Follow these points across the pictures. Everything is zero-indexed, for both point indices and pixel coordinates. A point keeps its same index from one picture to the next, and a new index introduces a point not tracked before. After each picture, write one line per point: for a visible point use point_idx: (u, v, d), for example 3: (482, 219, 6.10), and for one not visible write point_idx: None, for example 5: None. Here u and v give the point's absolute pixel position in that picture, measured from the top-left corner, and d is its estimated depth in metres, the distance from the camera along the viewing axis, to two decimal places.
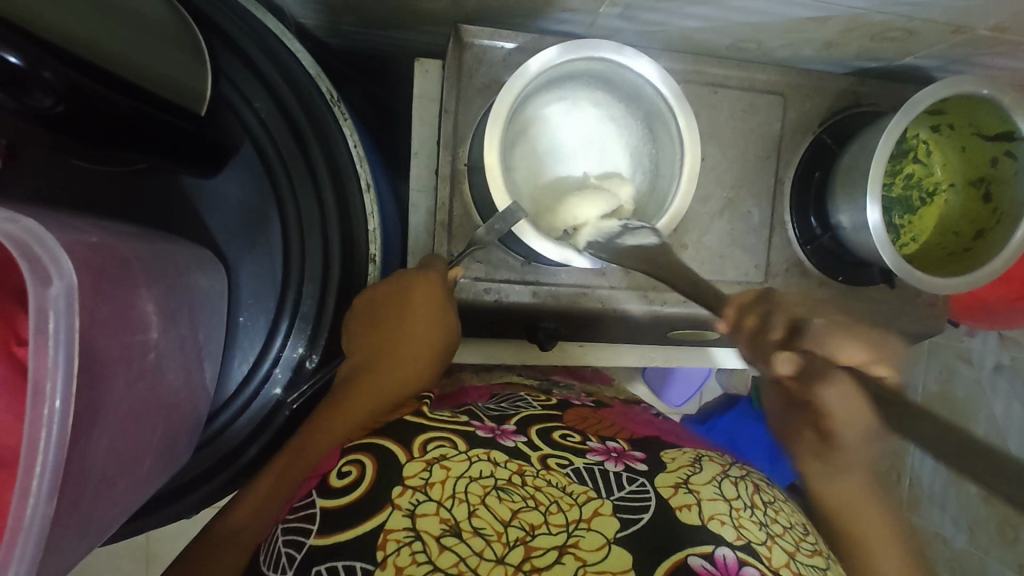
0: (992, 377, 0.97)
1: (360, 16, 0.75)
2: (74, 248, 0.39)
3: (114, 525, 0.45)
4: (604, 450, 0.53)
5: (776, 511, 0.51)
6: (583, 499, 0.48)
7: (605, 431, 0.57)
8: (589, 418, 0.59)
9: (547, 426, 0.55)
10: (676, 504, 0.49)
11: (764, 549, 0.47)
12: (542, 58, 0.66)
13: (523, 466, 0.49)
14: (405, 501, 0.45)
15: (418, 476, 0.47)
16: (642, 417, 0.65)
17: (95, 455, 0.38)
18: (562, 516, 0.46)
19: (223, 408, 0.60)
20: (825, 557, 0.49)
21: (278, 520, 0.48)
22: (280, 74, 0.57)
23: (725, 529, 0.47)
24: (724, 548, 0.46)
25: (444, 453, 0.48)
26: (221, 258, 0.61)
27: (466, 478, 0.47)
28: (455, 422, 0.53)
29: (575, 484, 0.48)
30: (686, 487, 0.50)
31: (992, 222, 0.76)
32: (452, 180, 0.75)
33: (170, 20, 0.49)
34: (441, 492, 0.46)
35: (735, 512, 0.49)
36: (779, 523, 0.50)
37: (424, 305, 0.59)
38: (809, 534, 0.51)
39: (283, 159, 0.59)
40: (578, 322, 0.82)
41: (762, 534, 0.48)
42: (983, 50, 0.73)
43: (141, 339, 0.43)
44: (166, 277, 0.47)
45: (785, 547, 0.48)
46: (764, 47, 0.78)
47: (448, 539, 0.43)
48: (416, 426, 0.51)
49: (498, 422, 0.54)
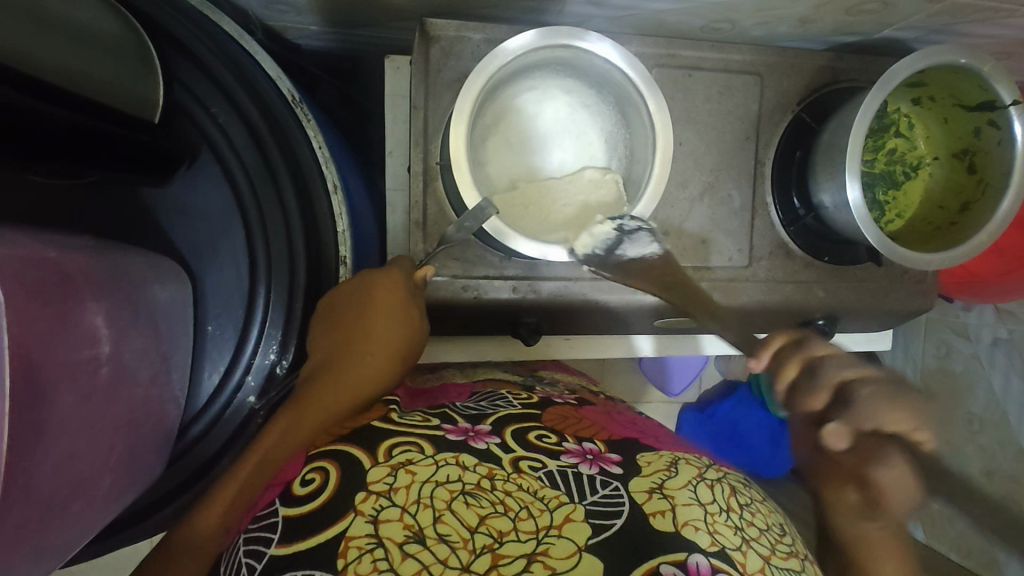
0: (989, 351, 0.96)
1: (324, 15, 0.74)
2: (13, 262, 0.38)
3: (77, 546, 0.44)
4: (579, 451, 0.52)
5: (751, 513, 0.51)
6: (553, 504, 0.46)
7: (584, 432, 0.56)
8: (569, 417, 0.58)
9: (523, 426, 0.54)
10: (651, 510, 0.48)
11: (738, 554, 0.46)
12: (511, 45, 0.64)
13: (494, 469, 0.48)
14: (368, 507, 0.44)
15: (382, 482, 0.46)
16: (624, 417, 0.64)
17: (43, 473, 0.37)
18: (531, 523, 0.45)
19: (194, 420, 0.59)
20: (801, 560, 0.49)
21: (241, 530, 0.47)
22: (237, 79, 0.56)
23: (699, 535, 0.47)
24: (698, 555, 0.45)
25: (409, 459, 0.48)
26: (187, 269, 0.60)
27: (432, 483, 0.46)
28: (425, 426, 0.52)
29: (547, 489, 0.47)
30: (660, 492, 0.49)
31: (978, 193, 0.75)
32: (424, 178, 0.74)
33: (117, 32, 0.49)
34: (405, 498, 0.45)
35: (709, 517, 0.48)
36: (754, 526, 0.50)
37: (388, 299, 0.58)
38: (785, 537, 0.51)
39: (244, 166, 0.58)
40: (559, 317, 0.81)
41: (737, 539, 0.48)
42: (961, 18, 0.71)
43: (90, 354, 0.42)
44: (117, 288, 0.46)
45: (761, 551, 0.48)
46: (738, 26, 0.76)
47: (411, 546, 0.42)
48: (383, 432, 0.51)
49: (472, 423, 0.54)
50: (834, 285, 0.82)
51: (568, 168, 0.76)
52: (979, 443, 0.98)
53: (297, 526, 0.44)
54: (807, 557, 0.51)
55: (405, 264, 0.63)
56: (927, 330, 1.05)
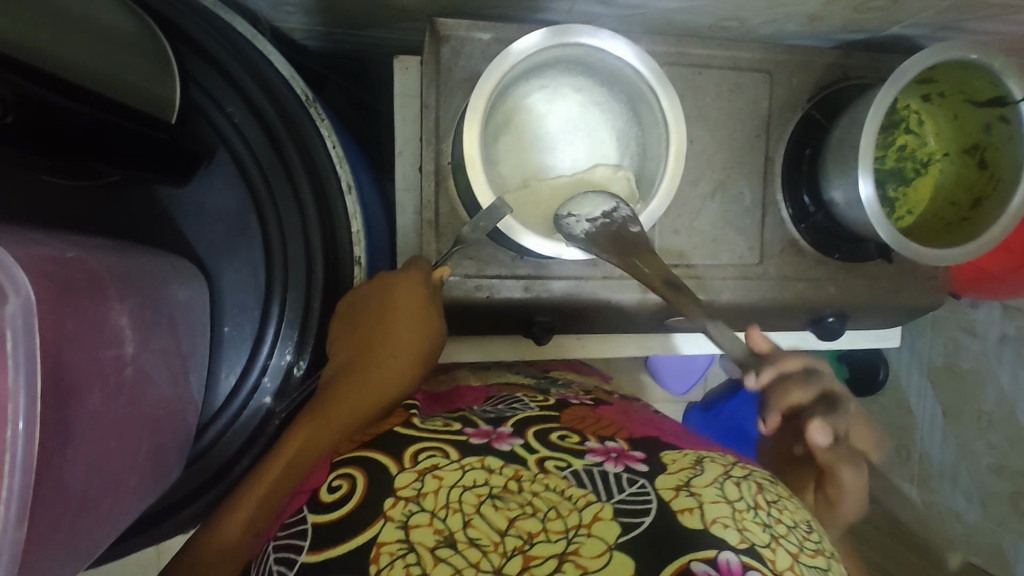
0: (996, 349, 0.96)
1: (334, 16, 0.74)
2: (36, 262, 0.37)
3: (103, 547, 0.44)
4: (604, 450, 0.52)
5: (779, 510, 0.50)
6: (582, 503, 0.46)
7: (602, 431, 0.55)
8: (587, 417, 0.58)
9: (544, 427, 0.54)
10: (678, 507, 0.47)
11: (768, 552, 0.45)
12: (523, 43, 0.64)
13: (520, 470, 0.48)
14: (398, 513, 0.44)
15: (410, 487, 0.45)
16: (642, 415, 0.64)
17: (72, 474, 0.37)
18: (560, 523, 0.45)
19: (211, 422, 0.58)
20: (827, 557, 0.49)
21: (270, 537, 0.46)
22: (252, 79, 0.56)
23: (729, 532, 0.46)
24: (727, 552, 0.44)
25: (435, 464, 0.47)
26: (203, 270, 0.59)
27: (459, 487, 0.45)
28: (446, 429, 0.52)
29: (573, 488, 0.47)
30: (688, 489, 0.48)
31: (988, 188, 0.75)
32: (436, 178, 0.74)
33: (132, 30, 0.48)
34: (434, 502, 0.44)
35: (739, 514, 0.47)
36: (782, 523, 0.48)
37: (406, 303, 0.58)
38: (811, 533, 0.50)
39: (261, 167, 0.58)
40: (570, 316, 0.81)
41: (766, 536, 0.46)
42: (970, 14, 0.72)
43: (116, 354, 0.41)
44: (139, 289, 0.46)
45: (790, 548, 0.46)
46: (747, 25, 0.76)
47: (442, 551, 0.42)
48: (406, 439, 0.50)
49: (494, 426, 0.53)
50: (845, 282, 0.82)
51: (579, 167, 0.75)
52: (989, 439, 0.97)
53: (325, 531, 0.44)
54: (834, 555, 0.50)
55: (422, 266, 0.63)
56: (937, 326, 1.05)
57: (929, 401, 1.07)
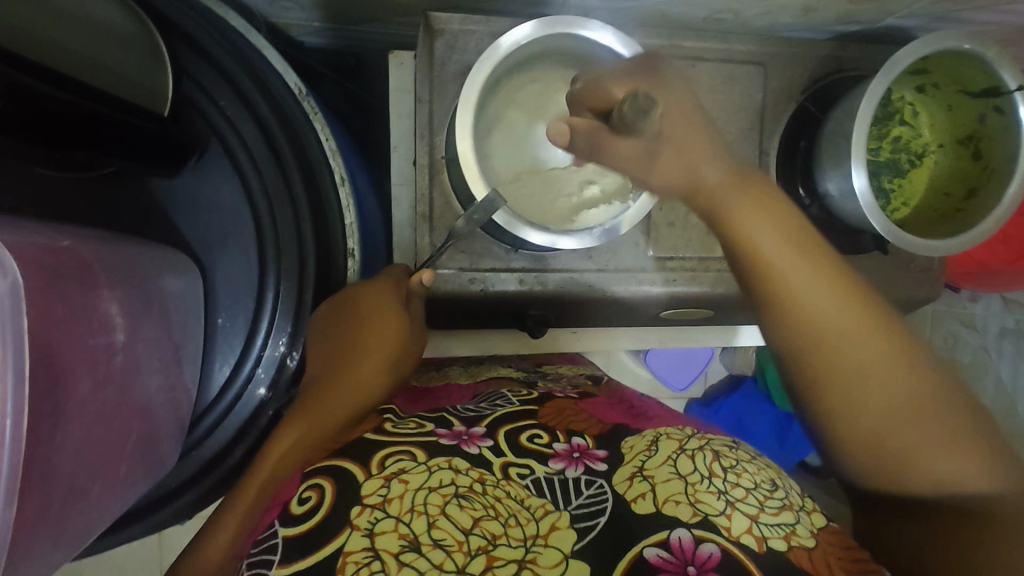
0: (997, 342, 1.00)
1: (329, 11, 0.74)
2: (26, 249, 0.38)
3: (94, 533, 0.45)
4: (567, 452, 0.51)
5: (737, 474, 0.50)
6: (540, 513, 0.46)
7: (576, 425, 0.56)
8: (566, 409, 0.58)
9: (518, 425, 0.54)
10: (632, 497, 0.48)
11: (722, 518, 0.47)
12: (513, 35, 0.65)
13: (485, 473, 0.48)
14: (364, 521, 0.44)
15: (376, 493, 0.45)
16: (620, 403, 0.65)
17: (60, 459, 0.38)
18: (519, 530, 0.45)
19: (205, 413, 0.59)
20: (794, 510, 0.49)
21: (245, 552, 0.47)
22: (245, 73, 0.57)
23: (682, 509, 0.47)
24: (680, 530, 0.46)
25: (402, 468, 0.47)
26: (198, 262, 0.60)
27: (425, 490, 0.46)
28: (416, 432, 0.52)
29: (533, 498, 0.47)
30: (641, 475, 0.50)
31: (983, 179, 0.75)
32: (430, 171, 0.74)
33: (123, 22, 0.49)
34: (399, 507, 0.44)
35: (692, 488, 0.49)
36: (739, 487, 0.49)
37: (373, 311, 0.57)
38: (775, 490, 0.50)
39: (254, 161, 0.58)
40: (565, 309, 0.81)
41: (721, 504, 0.48)
42: (965, 5, 0.72)
43: (105, 341, 0.42)
44: (129, 278, 0.46)
45: (747, 510, 0.48)
46: (742, 16, 0.76)
47: (407, 555, 0.42)
48: (374, 444, 0.50)
49: (467, 426, 0.54)
50: None
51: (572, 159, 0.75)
52: None
53: None
54: (806, 507, 0.51)
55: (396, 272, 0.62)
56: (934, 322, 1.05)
57: None
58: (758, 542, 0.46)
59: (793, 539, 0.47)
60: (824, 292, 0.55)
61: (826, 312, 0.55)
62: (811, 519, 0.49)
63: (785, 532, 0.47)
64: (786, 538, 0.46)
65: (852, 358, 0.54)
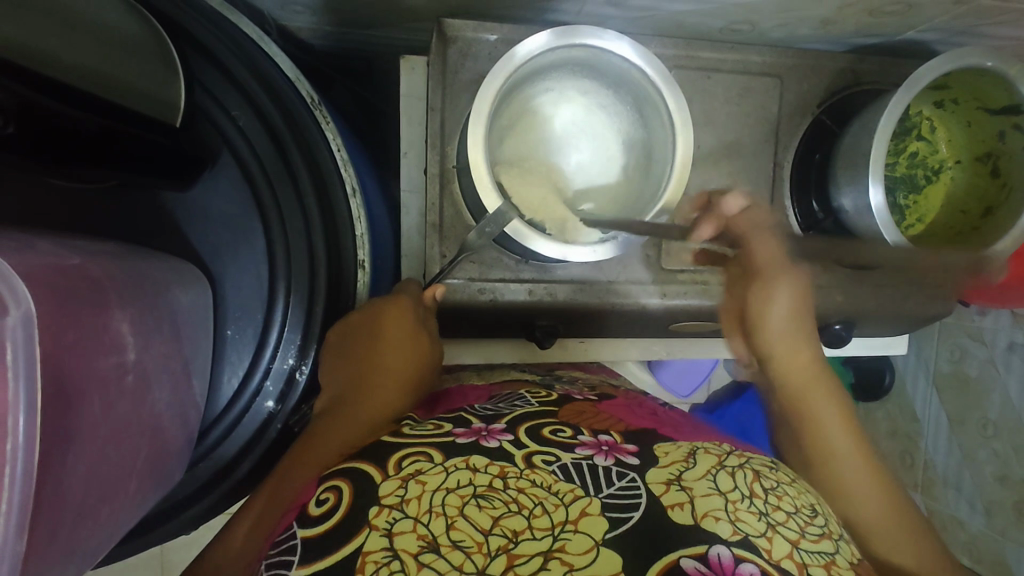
0: (1005, 356, 0.96)
1: (341, 15, 0.73)
2: (35, 271, 0.37)
3: (104, 551, 0.44)
4: (595, 443, 0.51)
5: (778, 497, 0.49)
6: (568, 499, 0.45)
7: (599, 424, 0.55)
8: (586, 411, 0.57)
9: (536, 423, 0.53)
10: (670, 503, 0.46)
11: (764, 541, 0.45)
12: (528, 47, 0.64)
13: (506, 467, 0.47)
14: (382, 521, 0.43)
15: (393, 494, 0.45)
16: (645, 409, 0.63)
17: (72, 483, 0.37)
18: (545, 518, 0.44)
19: (213, 426, 0.58)
20: (833, 540, 0.48)
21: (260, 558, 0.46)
22: (258, 82, 0.56)
23: (721, 525, 0.45)
24: (719, 547, 0.44)
25: (419, 469, 0.47)
26: (206, 273, 0.59)
27: (442, 490, 0.45)
28: (437, 432, 0.51)
29: (561, 483, 0.46)
30: (679, 484, 0.48)
31: (1000, 197, 0.74)
32: (441, 180, 0.74)
33: (136, 32, 0.48)
34: (417, 508, 0.44)
35: (732, 506, 0.47)
36: (781, 510, 0.48)
37: (393, 328, 0.58)
38: (815, 517, 0.49)
39: (265, 170, 0.57)
40: (576, 319, 0.80)
41: (762, 525, 0.46)
42: (987, 20, 0.70)
43: (117, 361, 0.41)
44: (141, 296, 0.46)
45: (788, 535, 0.46)
46: (758, 28, 0.75)
47: (426, 556, 0.41)
48: (391, 443, 0.50)
49: (486, 423, 0.53)
50: (853, 290, 0.82)
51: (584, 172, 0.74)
52: (993, 447, 0.99)
53: (320, 540, 0.44)
54: (841, 536, 0.50)
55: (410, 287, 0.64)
56: (941, 334, 1.07)
57: (933, 407, 1.08)
58: (799, 569, 0.44)
59: (833, 571, 0.45)
60: (834, 409, 0.62)
61: (832, 430, 0.61)
62: (848, 551, 0.49)
63: (826, 561, 0.46)
64: (826, 569, 0.45)
65: (838, 441, 0.60)
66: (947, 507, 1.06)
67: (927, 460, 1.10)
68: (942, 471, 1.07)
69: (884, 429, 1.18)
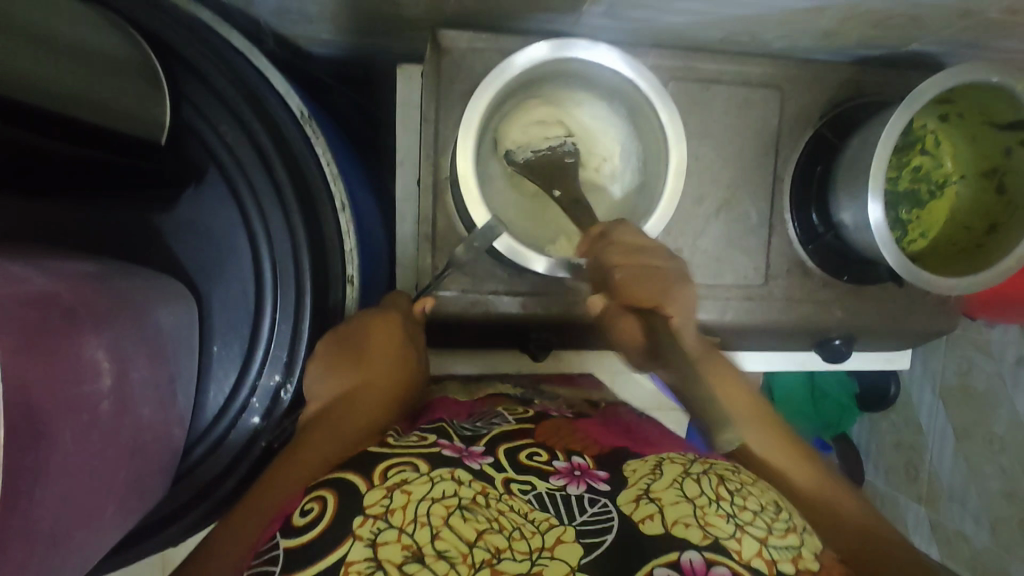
0: (1013, 371, 0.95)
1: (335, 24, 0.73)
2: (8, 301, 0.37)
3: (84, 570, 0.45)
4: (568, 470, 0.50)
5: (744, 497, 0.49)
6: (545, 527, 0.45)
7: (574, 444, 0.54)
8: (560, 430, 0.57)
9: (515, 444, 0.53)
10: (640, 518, 0.46)
11: (733, 543, 0.45)
12: (522, 57, 0.63)
13: (486, 485, 0.47)
14: (366, 530, 0.43)
15: (378, 504, 0.44)
16: (617, 425, 0.62)
17: (42, 512, 0.37)
18: (523, 543, 0.44)
19: (198, 442, 0.58)
20: (799, 533, 0.48)
21: (242, 567, 0.45)
22: (244, 96, 0.56)
23: (691, 531, 0.45)
24: (691, 551, 0.44)
25: (404, 478, 0.46)
26: (193, 288, 0.59)
27: (427, 500, 0.44)
28: (419, 445, 0.51)
29: (536, 512, 0.46)
30: (648, 496, 0.48)
31: (1005, 215, 0.72)
32: (434, 192, 0.73)
33: (120, 50, 0.48)
34: (403, 517, 0.43)
35: (701, 510, 0.47)
36: (747, 510, 0.48)
37: (379, 345, 0.58)
38: (780, 511, 0.49)
39: (251, 185, 0.57)
40: (570, 332, 0.80)
41: (730, 527, 0.46)
42: (995, 32, 0.68)
43: (91, 389, 0.41)
44: (118, 318, 0.45)
45: (756, 533, 0.46)
46: (759, 39, 0.74)
47: (410, 566, 0.41)
48: (378, 455, 0.49)
49: (467, 443, 0.52)
50: (855, 304, 0.80)
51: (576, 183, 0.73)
52: (999, 462, 0.97)
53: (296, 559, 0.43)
54: (806, 528, 0.50)
55: (399, 302, 0.64)
56: (949, 346, 1.05)
57: (938, 421, 1.07)
58: (769, 567, 0.44)
59: (799, 563, 0.45)
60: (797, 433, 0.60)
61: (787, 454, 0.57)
62: (814, 542, 0.48)
63: (793, 554, 0.46)
64: (794, 563, 0.45)
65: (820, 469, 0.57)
66: (952, 521, 1.04)
67: (931, 474, 1.08)
68: (946, 486, 1.05)
69: (888, 441, 1.16)
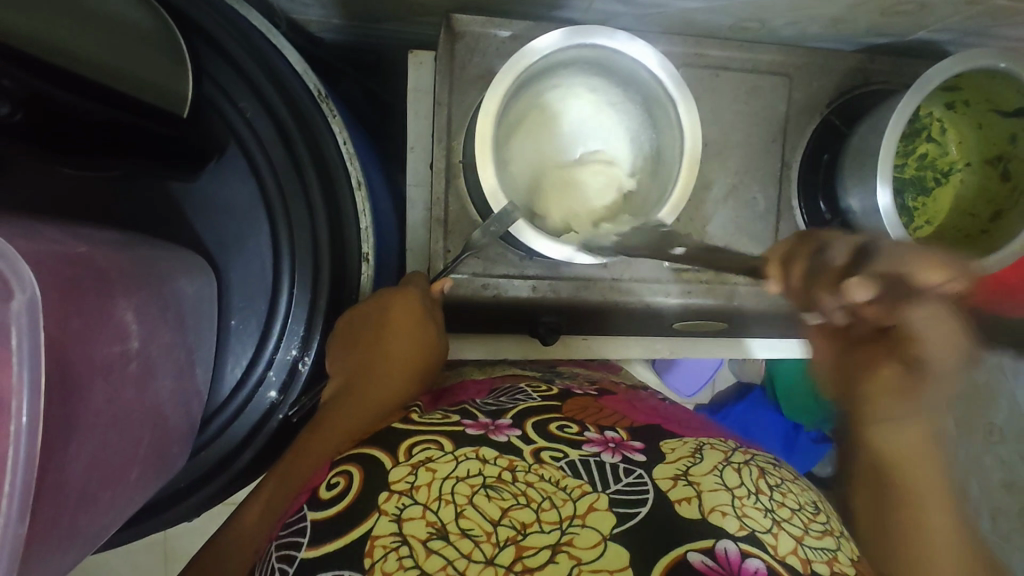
0: None
1: (349, 8, 0.73)
2: (43, 260, 0.38)
3: (106, 534, 0.45)
4: (602, 440, 0.50)
5: (782, 493, 0.49)
6: (576, 494, 0.46)
7: (605, 420, 0.53)
8: (591, 406, 0.56)
9: (543, 418, 0.52)
10: (676, 498, 0.47)
11: (769, 537, 0.45)
12: (537, 45, 0.64)
13: (514, 461, 0.47)
14: (392, 506, 0.44)
15: (404, 481, 0.45)
16: (645, 405, 0.61)
17: (72, 469, 0.38)
18: (553, 514, 0.44)
19: (217, 414, 0.59)
20: (837, 537, 0.47)
21: (272, 537, 0.48)
22: (263, 72, 0.56)
23: (727, 520, 0.45)
24: (726, 541, 0.44)
25: (429, 456, 0.47)
26: (212, 262, 0.60)
27: (453, 479, 0.45)
28: (445, 422, 0.51)
29: (569, 479, 0.46)
30: (686, 478, 0.48)
31: (1010, 202, 0.74)
32: (447, 175, 0.74)
33: (145, 22, 0.48)
34: (427, 494, 0.44)
35: (738, 501, 0.47)
36: (784, 507, 0.48)
37: (401, 318, 0.58)
38: (819, 514, 0.48)
39: (270, 161, 0.58)
40: (581, 317, 0.80)
41: (766, 521, 0.46)
42: (1000, 20, 0.70)
43: (119, 349, 0.42)
44: (144, 285, 0.46)
45: (792, 531, 0.46)
46: (768, 26, 0.75)
47: (435, 542, 0.42)
48: (403, 431, 0.49)
49: (492, 417, 0.52)
50: None
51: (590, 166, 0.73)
52: None
53: (321, 527, 0.44)
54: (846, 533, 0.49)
55: (419, 279, 0.62)
56: None
57: None
58: (803, 565, 0.44)
59: (836, 567, 0.44)
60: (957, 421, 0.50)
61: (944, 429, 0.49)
62: (852, 546, 0.47)
63: (828, 556, 0.45)
64: (830, 565, 0.44)
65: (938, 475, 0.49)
66: None
67: None
68: None
69: None
